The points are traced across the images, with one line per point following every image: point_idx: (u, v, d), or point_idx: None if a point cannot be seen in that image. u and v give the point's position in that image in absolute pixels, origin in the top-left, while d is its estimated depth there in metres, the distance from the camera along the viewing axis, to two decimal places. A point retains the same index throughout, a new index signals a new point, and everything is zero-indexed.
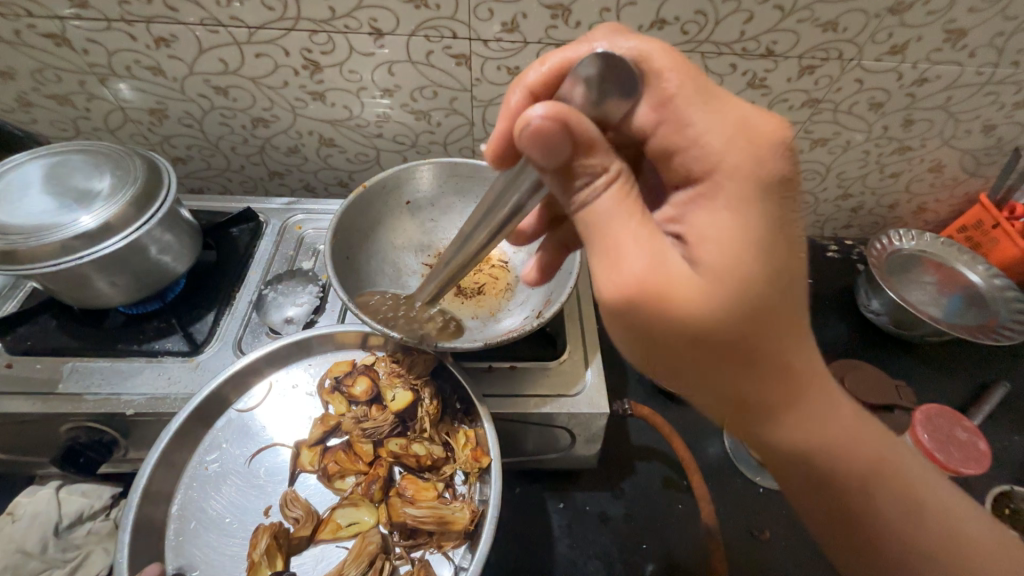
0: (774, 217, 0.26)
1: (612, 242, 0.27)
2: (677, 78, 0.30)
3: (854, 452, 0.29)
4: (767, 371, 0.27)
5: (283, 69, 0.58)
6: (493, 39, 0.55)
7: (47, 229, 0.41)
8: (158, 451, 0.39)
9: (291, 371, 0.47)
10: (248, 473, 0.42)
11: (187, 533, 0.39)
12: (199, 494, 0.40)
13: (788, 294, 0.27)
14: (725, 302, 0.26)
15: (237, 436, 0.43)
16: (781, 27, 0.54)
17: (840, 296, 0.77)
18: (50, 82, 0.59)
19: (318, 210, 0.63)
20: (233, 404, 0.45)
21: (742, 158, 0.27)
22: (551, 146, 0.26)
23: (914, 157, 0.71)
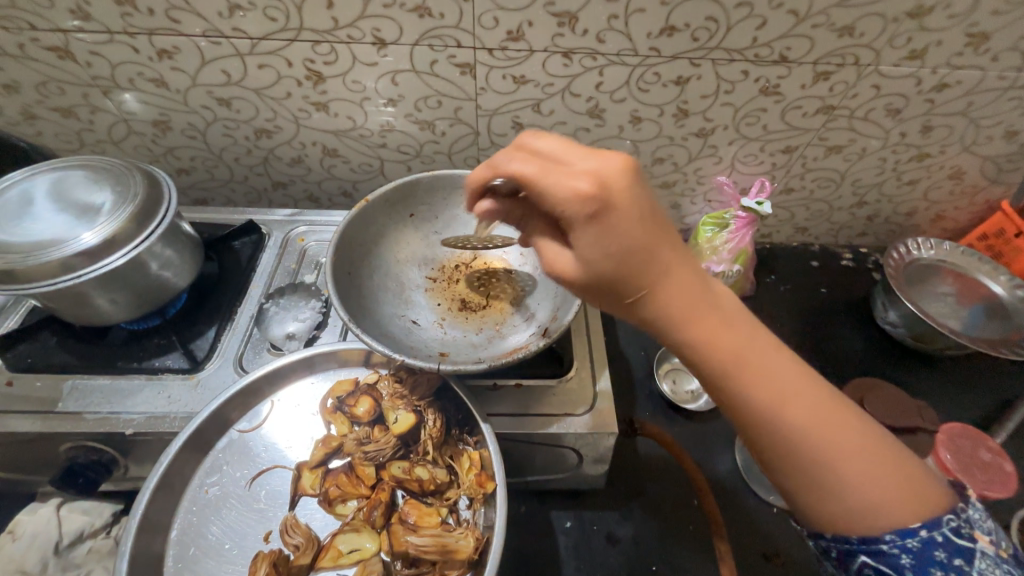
0: (612, 219, 0.30)
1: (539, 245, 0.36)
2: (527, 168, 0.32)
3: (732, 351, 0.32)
4: (657, 306, 0.32)
5: (286, 80, 0.57)
6: (498, 47, 0.54)
7: (47, 247, 0.41)
8: (157, 476, 0.38)
9: (292, 389, 0.46)
10: (248, 497, 0.41)
11: (186, 559, 0.38)
12: (199, 518, 0.39)
13: (643, 242, 0.31)
14: (591, 268, 0.31)
15: (238, 457, 0.42)
16: (794, 32, 0.53)
17: (856, 307, 0.75)
18: (54, 95, 0.59)
19: (321, 222, 0.62)
20: (234, 424, 0.44)
21: (570, 209, 0.30)
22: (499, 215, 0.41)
23: (933, 164, 0.68)
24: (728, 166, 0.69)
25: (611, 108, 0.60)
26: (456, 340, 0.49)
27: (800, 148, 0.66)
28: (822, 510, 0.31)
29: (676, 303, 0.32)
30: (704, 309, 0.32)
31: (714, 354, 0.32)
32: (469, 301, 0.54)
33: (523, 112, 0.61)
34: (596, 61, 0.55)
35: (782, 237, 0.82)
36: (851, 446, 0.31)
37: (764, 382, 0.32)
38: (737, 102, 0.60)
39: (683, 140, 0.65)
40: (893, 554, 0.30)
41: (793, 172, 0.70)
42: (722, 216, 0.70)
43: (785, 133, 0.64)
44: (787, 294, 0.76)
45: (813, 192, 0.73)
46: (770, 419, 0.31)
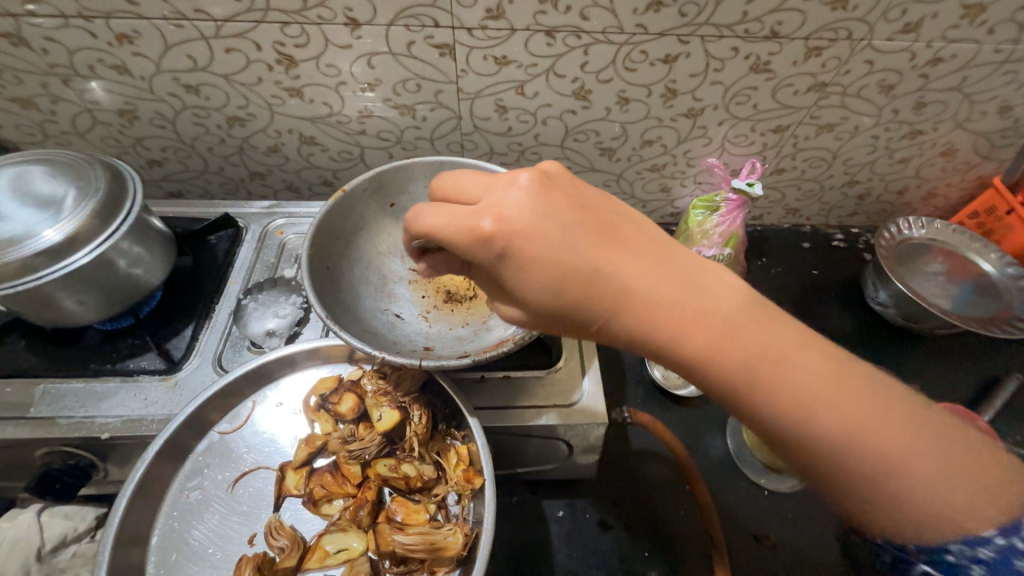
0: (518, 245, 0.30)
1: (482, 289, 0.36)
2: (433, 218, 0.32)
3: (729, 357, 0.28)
4: (625, 324, 0.30)
5: (256, 65, 0.55)
6: (478, 26, 0.51)
7: (4, 247, 0.39)
8: (133, 484, 0.37)
9: (275, 388, 0.45)
10: (231, 499, 0.40)
11: (169, 565, 0.37)
12: (180, 524, 0.39)
13: (573, 259, 0.30)
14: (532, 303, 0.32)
15: (220, 459, 0.41)
16: (786, 6, 0.51)
17: (847, 288, 0.74)
18: (10, 85, 0.56)
19: (301, 213, 0.60)
20: (215, 425, 0.43)
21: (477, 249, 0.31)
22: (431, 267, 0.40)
23: (925, 141, 0.67)
24: (718, 147, 0.67)
25: (597, 88, 0.58)
26: (441, 333, 0.48)
27: (791, 127, 0.65)
28: (874, 520, 0.27)
29: (644, 316, 0.29)
30: (682, 315, 0.29)
31: (700, 364, 0.29)
32: (454, 293, 0.52)
33: (507, 95, 0.59)
34: (581, 39, 0.53)
35: (773, 218, 0.81)
36: (889, 449, 0.26)
37: (774, 386, 0.27)
38: (727, 81, 0.58)
39: (672, 121, 0.63)
40: (962, 565, 0.25)
41: (784, 152, 0.69)
42: (712, 199, 0.68)
43: (775, 112, 0.62)
44: (778, 277, 0.76)
45: (804, 172, 0.72)
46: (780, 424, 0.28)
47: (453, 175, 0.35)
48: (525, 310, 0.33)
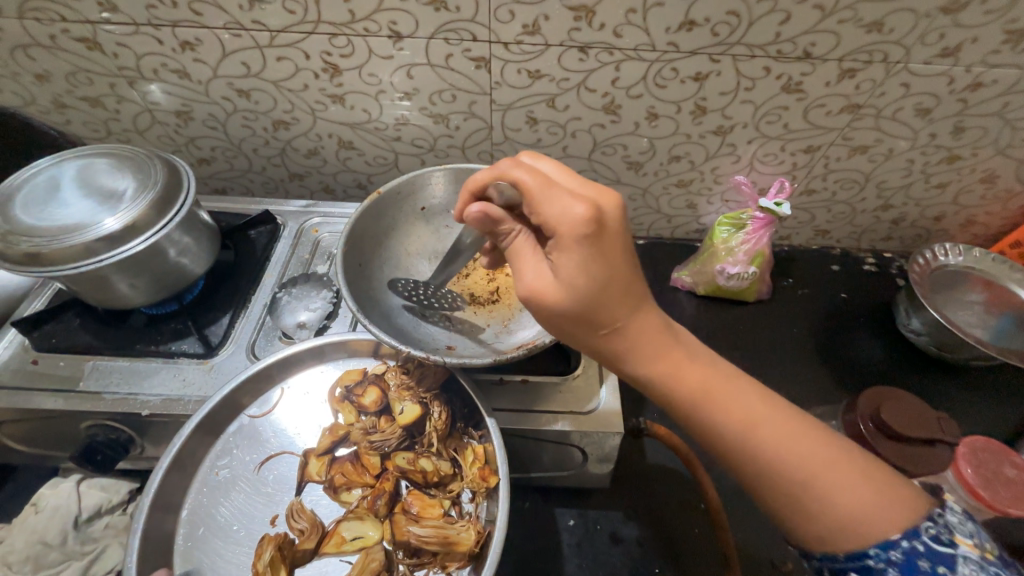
0: (596, 244, 0.32)
1: (518, 266, 0.37)
2: (526, 175, 0.36)
3: (695, 380, 0.35)
4: (630, 341, 0.35)
5: (304, 73, 0.58)
6: (514, 41, 0.54)
7: (71, 231, 0.42)
8: (168, 457, 0.39)
9: (304, 376, 0.47)
10: (257, 480, 0.42)
11: (197, 538, 0.39)
12: (209, 499, 0.40)
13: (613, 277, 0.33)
14: (568, 296, 0.33)
15: (248, 442, 0.43)
16: (820, 27, 0.51)
17: (876, 313, 0.73)
18: (82, 85, 0.61)
19: (336, 213, 0.63)
20: (246, 409, 0.45)
21: (560, 221, 0.33)
22: (484, 226, 0.39)
23: (964, 167, 0.66)
24: (747, 165, 0.67)
25: (627, 103, 0.59)
26: (464, 334, 0.50)
27: (823, 147, 0.64)
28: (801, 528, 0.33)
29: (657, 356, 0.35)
30: (668, 343, 0.36)
31: (673, 380, 0.35)
32: (478, 296, 0.54)
33: (538, 107, 0.61)
34: (613, 56, 0.54)
35: (800, 239, 0.80)
36: (814, 460, 0.33)
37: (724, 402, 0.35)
38: (758, 100, 0.58)
39: (700, 138, 0.63)
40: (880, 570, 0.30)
41: (815, 172, 0.68)
42: (738, 216, 0.68)
43: (806, 132, 0.62)
44: (804, 299, 0.75)
45: (835, 194, 0.71)
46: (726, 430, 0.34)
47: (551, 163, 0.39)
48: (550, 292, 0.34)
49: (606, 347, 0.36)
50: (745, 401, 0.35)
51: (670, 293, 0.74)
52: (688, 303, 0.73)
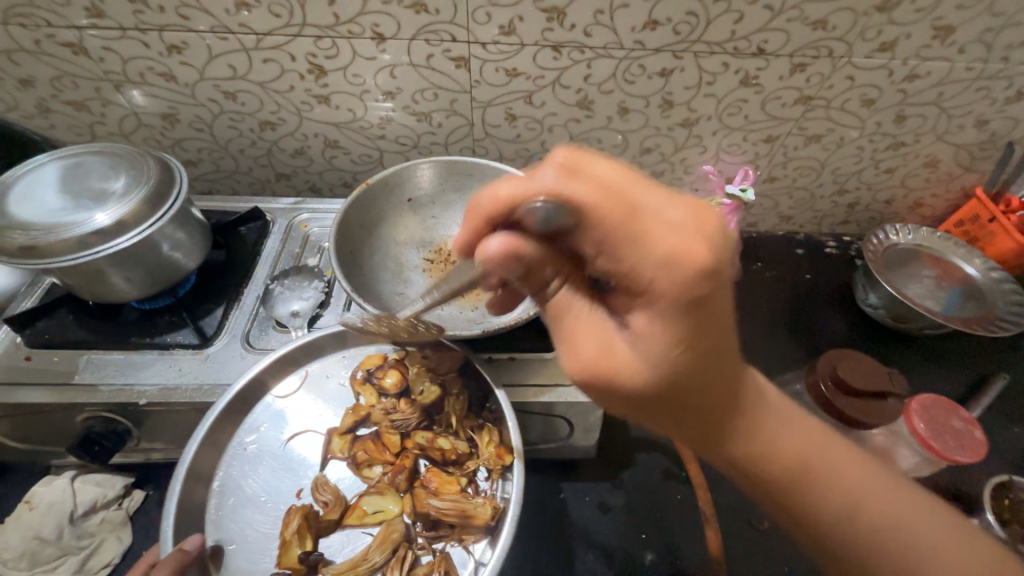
0: (702, 317, 0.27)
1: (570, 334, 0.32)
2: (603, 207, 0.27)
3: (791, 454, 0.33)
4: (723, 423, 0.31)
5: (290, 74, 0.60)
6: (491, 41, 0.57)
7: (63, 226, 0.43)
8: (203, 430, 0.42)
9: (325, 361, 0.50)
10: (284, 456, 0.45)
11: (227, 507, 0.42)
12: (238, 472, 0.44)
13: (713, 361, 0.28)
14: (656, 382, 0.29)
15: (274, 420, 0.46)
16: (771, 26, 0.56)
17: (838, 292, 0.78)
18: (67, 89, 0.61)
19: (324, 209, 0.65)
20: (270, 390, 0.48)
21: (673, 285, 0.26)
22: (506, 267, 0.32)
23: (909, 152, 0.71)
24: (713, 156, 0.72)
25: (600, 99, 0.63)
26: (452, 316, 0.53)
27: (782, 137, 0.69)
28: None
29: (752, 429, 0.32)
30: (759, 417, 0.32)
31: (772, 458, 0.32)
32: (464, 281, 0.57)
33: (516, 104, 0.64)
34: (585, 54, 0.58)
35: (767, 226, 0.85)
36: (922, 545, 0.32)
37: (823, 479, 0.33)
38: (719, 93, 0.63)
39: (669, 130, 0.68)
40: None
41: (776, 160, 0.73)
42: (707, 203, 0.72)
43: (766, 123, 0.67)
44: (773, 280, 0.79)
45: (795, 181, 0.76)
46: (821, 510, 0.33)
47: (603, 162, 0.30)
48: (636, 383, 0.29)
49: (694, 431, 0.32)
50: (843, 468, 0.33)
51: None
52: None
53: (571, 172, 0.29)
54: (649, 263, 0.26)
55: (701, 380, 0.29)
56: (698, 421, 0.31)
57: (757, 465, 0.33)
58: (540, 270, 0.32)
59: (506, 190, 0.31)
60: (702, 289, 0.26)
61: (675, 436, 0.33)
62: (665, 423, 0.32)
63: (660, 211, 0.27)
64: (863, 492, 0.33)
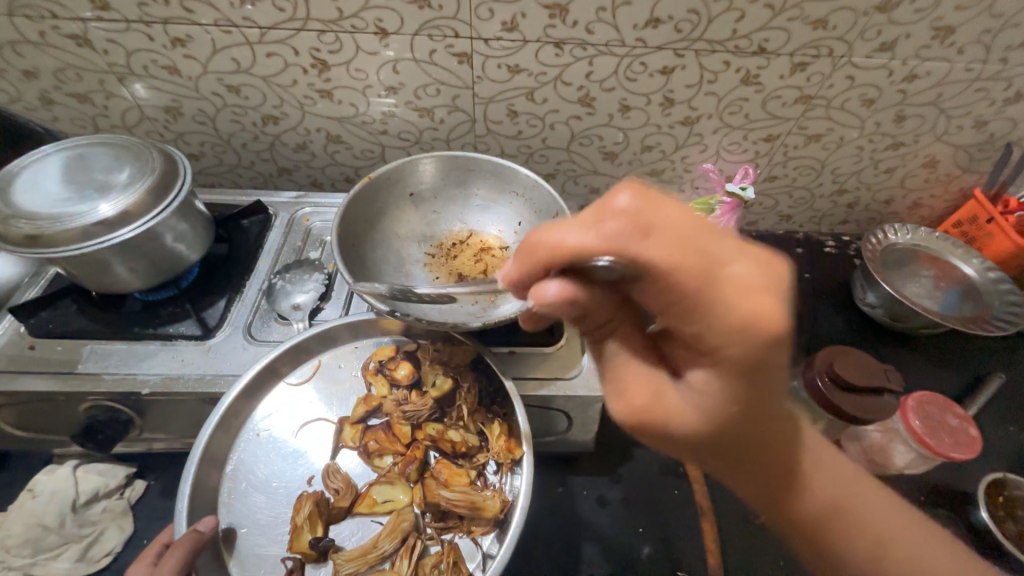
0: (766, 381, 0.26)
1: (621, 379, 0.31)
2: (676, 264, 0.25)
3: (827, 497, 0.33)
4: (771, 469, 0.32)
5: (293, 68, 0.60)
6: (494, 38, 0.57)
7: (66, 216, 0.43)
8: (218, 415, 0.43)
9: (338, 352, 0.51)
10: (296, 443, 0.46)
11: (239, 491, 0.43)
12: (251, 457, 0.45)
13: (766, 415, 0.29)
14: (711, 435, 0.28)
15: (286, 407, 0.47)
16: (772, 25, 0.56)
17: (836, 291, 0.78)
18: (71, 81, 0.62)
19: (326, 203, 0.66)
20: (284, 376, 0.49)
21: (743, 350, 0.25)
22: (560, 313, 0.30)
23: (908, 152, 0.72)
24: (713, 155, 0.72)
25: (601, 96, 0.64)
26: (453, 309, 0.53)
27: (782, 136, 0.69)
28: None
29: (796, 476, 0.32)
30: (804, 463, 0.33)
31: (811, 501, 0.33)
32: (465, 275, 0.57)
33: (518, 101, 0.64)
34: (587, 51, 0.59)
35: (766, 225, 0.86)
36: None
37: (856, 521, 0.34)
38: (720, 91, 0.63)
39: (670, 128, 0.68)
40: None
41: (776, 159, 0.73)
42: (707, 201, 0.73)
43: (766, 122, 0.68)
44: None
45: (795, 180, 0.76)
46: (852, 554, 0.34)
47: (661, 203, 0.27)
48: (692, 437, 0.29)
49: (743, 475, 0.32)
50: (875, 512, 0.34)
51: None
52: None
53: (644, 230, 0.26)
54: (720, 327, 0.25)
55: (755, 431, 0.29)
56: (749, 466, 0.31)
57: (796, 509, 0.33)
58: (596, 316, 0.31)
59: (570, 241, 0.28)
60: (771, 355, 0.25)
61: (723, 479, 0.33)
62: (715, 467, 0.32)
63: (729, 267, 0.25)
64: (895, 534, 0.34)
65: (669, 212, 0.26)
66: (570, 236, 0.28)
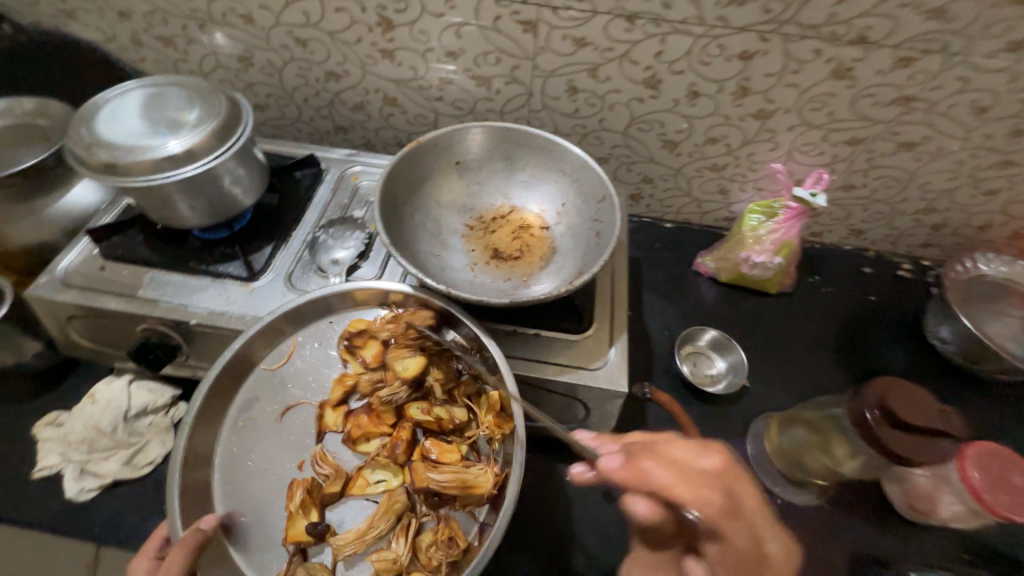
0: None
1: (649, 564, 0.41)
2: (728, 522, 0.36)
3: None
4: None
5: (359, 26, 0.61)
6: (563, 6, 0.55)
7: (140, 148, 0.46)
8: (205, 392, 0.44)
9: (314, 330, 0.52)
10: (280, 429, 0.47)
11: (234, 479, 0.44)
12: (240, 446, 0.46)
13: None
14: None
15: (269, 389, 0.48)
16: (878, 10, 0.50)
17: (902, 319, 0.71)
18: (158, 24, 0.65)
19: (375, 164, 0.66)
20: (259, 362, 0.49)
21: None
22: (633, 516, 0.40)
23: (1018, 173, 0.63)
24: (784, 155, 0.66)
25: (668, 79, 0.60)
26: (484, 284, 0.53)
27: (867, 140, 0.62)
28: None
29: None
30: None
31: None
32: (500, 251, 0.56)
33: (579, 77, 0.61)
34: (660, 28, 0.55)
35: (833, 238, 0.78)
36: None
37: None
38: (804, 84, 0.58)
39: (739, 121, 0.63)
40: None
41: (857, 167, 0.66)
42: (770, 205, 0.68)
43: (852, 123, 0.61)
44: (829, 296, 0.74)
45: (875, 192, 0.69)
46: None
47: (709, 456, 0.39)
48: None
49: None
50: None
51: (690, 278, 0.75)
52: (708, 289, 0.74)
53: (712, 490, 0.36)
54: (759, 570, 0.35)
55: None
56: None
57: None
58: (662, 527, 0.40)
59: (674, 489, 0.36)
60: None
61: None
62: None
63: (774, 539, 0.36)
64: None
65: (736, 488, 0.37)
66: (678, 488, 0.36)
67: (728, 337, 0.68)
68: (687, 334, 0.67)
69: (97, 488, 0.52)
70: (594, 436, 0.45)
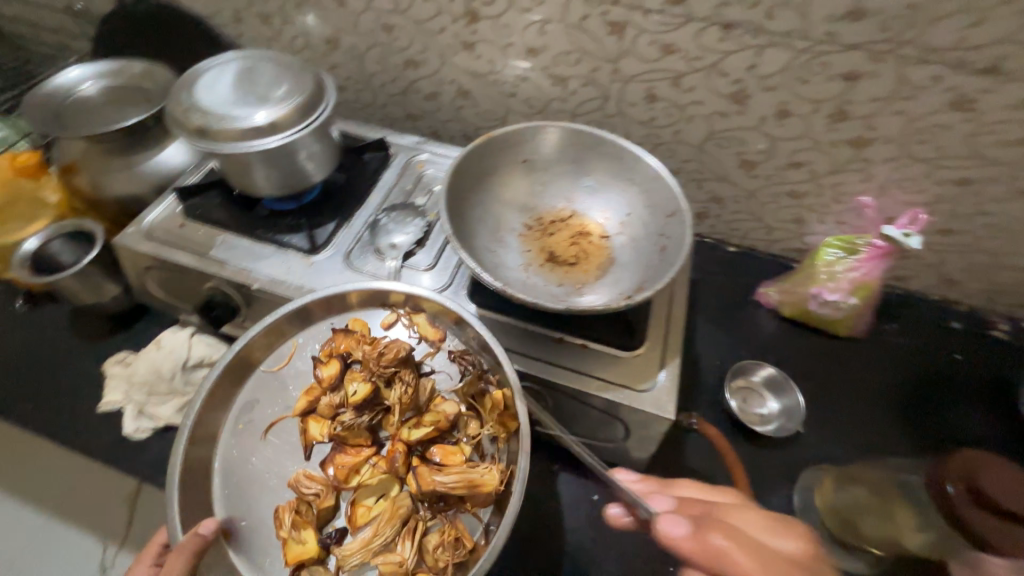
0: None
1: None
2: None
3: None
4: None
5: (445, 16, 0.62)
6: (656, 10, 0.53)
7: (230, 116, 0.49)
8: (202, 398, 0.45)
9: (310, 331, 0.51)
10: (269, 444, 0.46)
11: (234, 485, 0.44)
12: (239, 451, 0.45)
13: None
14: None
15: (265, 394, 0.48)
16: (1017, 37, 0.45)
17: (993, 386, 0.64)
18: (259, 2, 0.69)
19: (442, 154, 0.67)
20: (257, 365, 0.49)
21: None
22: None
23: None
24: (878, 189, 0.60)
25: (758, 94, 0.56)
26: (536, 286, 0.52)
27: (980, 182, 0.56)
28: None
29: None
30: None
31: None
32: (556, 255, 0.55)
33: (660, 84, 0.59)
34: (758, 39, 0.52)
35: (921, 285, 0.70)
36: None
37: None
38: (913, 113, 0.52)
39: (831, 146, 0.58)
40: None
41: (963, 210, 0.59)
42: (851, 240, 0.62)
43: (965, 161, 0.55)
44: (908, 349, 0.67)
45: (980, 241, 0.62)
46: None
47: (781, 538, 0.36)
48: None
49: None
50: None
51: (750, 308, 0.70)
52: (769, 322, 0.69)
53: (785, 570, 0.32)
54: None
55: None
56: None
57: None
58: None
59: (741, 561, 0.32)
60: None
61: None
62: None
63: None
64: None
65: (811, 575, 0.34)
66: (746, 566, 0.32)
67: (786, 377, 0.63)
68: (739, 367, 0.63)
69: (151, 429, 0.55)
70: (638, 480, 0.45)
